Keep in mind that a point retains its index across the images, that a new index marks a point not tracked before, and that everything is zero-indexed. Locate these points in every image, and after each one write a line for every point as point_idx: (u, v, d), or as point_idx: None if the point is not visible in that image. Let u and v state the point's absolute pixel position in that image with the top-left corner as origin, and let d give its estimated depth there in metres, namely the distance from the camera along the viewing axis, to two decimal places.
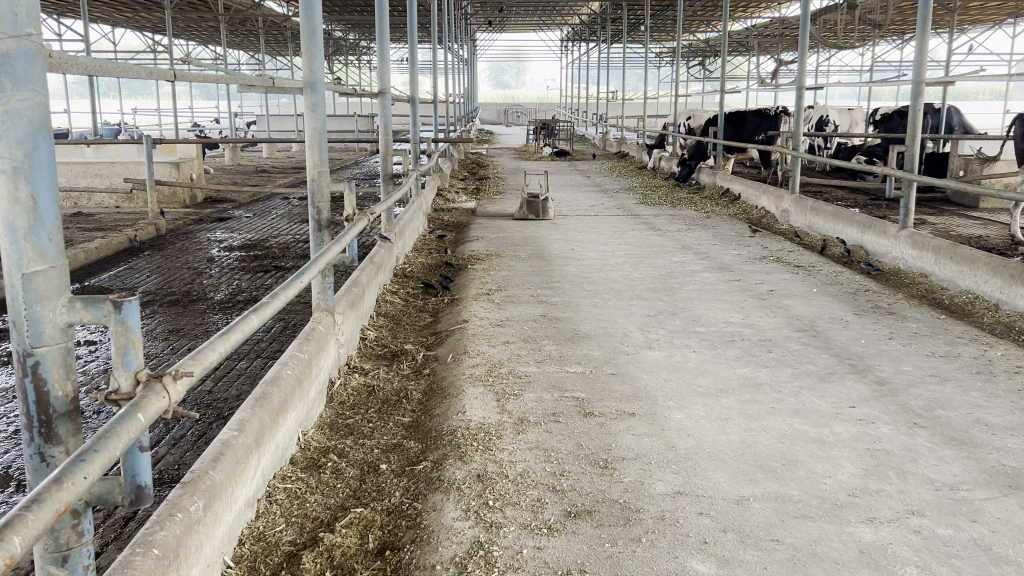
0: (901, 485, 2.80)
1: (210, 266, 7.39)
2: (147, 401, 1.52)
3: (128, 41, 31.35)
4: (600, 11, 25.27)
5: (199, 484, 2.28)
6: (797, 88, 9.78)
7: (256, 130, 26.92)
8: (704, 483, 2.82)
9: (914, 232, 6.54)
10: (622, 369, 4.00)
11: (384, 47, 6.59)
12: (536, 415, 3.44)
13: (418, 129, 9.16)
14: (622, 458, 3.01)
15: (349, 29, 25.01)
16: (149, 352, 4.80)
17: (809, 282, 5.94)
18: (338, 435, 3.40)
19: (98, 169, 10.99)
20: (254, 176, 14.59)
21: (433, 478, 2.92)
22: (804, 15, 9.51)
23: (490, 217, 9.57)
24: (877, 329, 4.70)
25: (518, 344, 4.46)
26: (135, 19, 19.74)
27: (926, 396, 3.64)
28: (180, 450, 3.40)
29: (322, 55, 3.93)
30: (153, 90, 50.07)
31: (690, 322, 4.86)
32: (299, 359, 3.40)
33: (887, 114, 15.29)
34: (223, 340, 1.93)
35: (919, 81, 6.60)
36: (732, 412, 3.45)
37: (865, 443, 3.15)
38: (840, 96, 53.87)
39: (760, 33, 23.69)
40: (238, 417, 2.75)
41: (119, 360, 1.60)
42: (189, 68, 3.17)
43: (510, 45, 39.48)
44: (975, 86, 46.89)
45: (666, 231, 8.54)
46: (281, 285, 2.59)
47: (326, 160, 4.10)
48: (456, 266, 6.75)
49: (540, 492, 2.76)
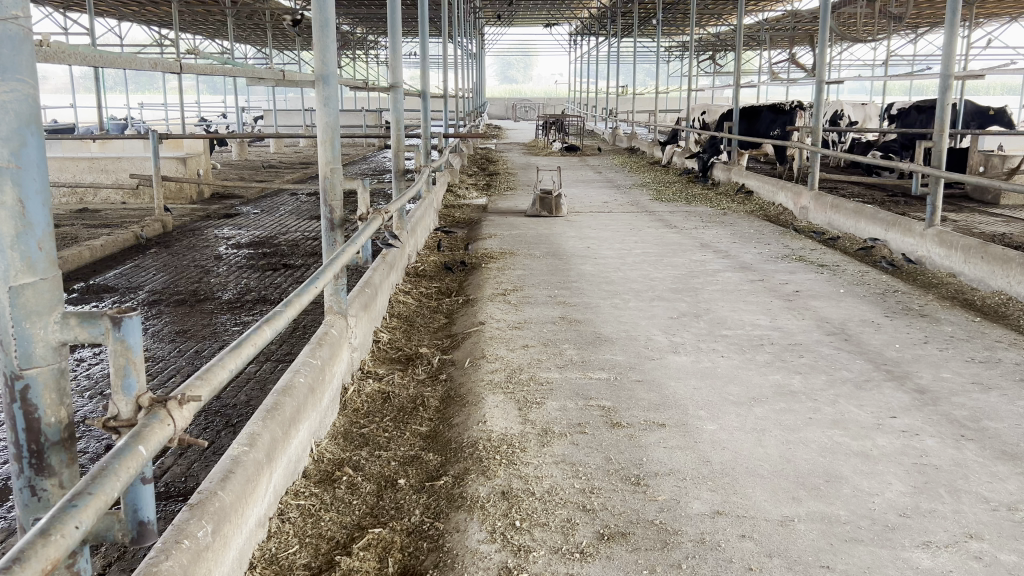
0: (955, 504, 2.63)
1: (218, 264, 7.24)
2: (149, 430, 1.34)
3: (135, 34, 31.27)
4: (611, 5, 25.06)
5: (208, 507, 2.12)
6: (816, 83, 9.53)
7: (263, 124, 26.84)
8: (744, 502, 2.65)
9: (941, 230, 6.35)
10: (648, 376, 3.83)
11: (395, 41, 6.38)
12: (560, 425, 3.27)
13: (430, 123, 8.93)
14: (655, 474, 2.84)
15: (357, 23, 24.83)
16: (156, 355, 4.65)
17: (835, 282, 5.76)
18: (353, 446, 3.24)
19: (104, 164, 10.88)
20: (262, 171, 14.47)
21: (454, 496, 2.75)
22: (824, 6, 9.21)
23: (502, 214, 9.42)
24: (910, 333, 4.51)
25: (538, 348, 4.29)
26: (142, 12, 19.62)
27: (970, 405, 3.46)
28: (187, 462, 3.25)
29: (335, 48, 3.77)
30: (161, 83, 50.12)
31: (715, 325, 4.68)
32: (312, 366, 3.24)
33: (904, 109, 15.08)
34: (234, 356, 1.76)
35: (948, 74, 6.34)
36: (768, 422, 3.28)
37: (910, 457, 2.97)
38: (850, 91, 53.59)
39: (773, 27, 23.43)
40: (248, 431, 2.58)
41: (120, 384, 1.43)
42: (196, 60, 2.98)
43: (519, 39, 39.37)
44: (987, 82, 46.22)
45: (683, 229, 8.35)
46: (295, 291, 2.41)
47: (339, 157, 3.92)
48: (469, 265, 6.56)
49: (570, 511, 2.59)
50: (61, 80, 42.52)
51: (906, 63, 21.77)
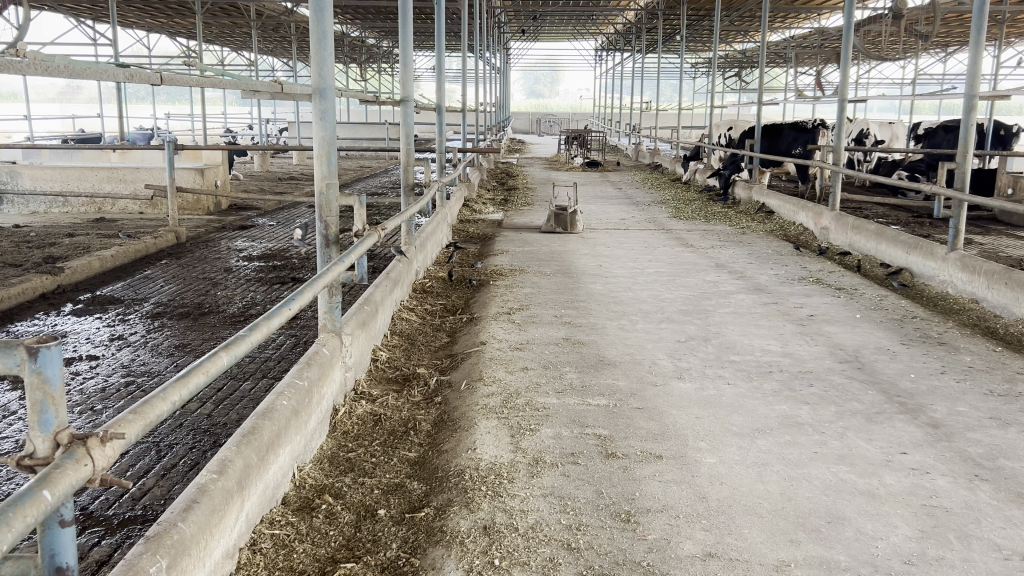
0: (965, 552, 2.46)
1: (227, 276, 7.18)
2: (60, 473, 1.24)
3: (166, 45, 31.74)
4: (636, 21, 25.00)
5: (165, 539, 2.01)
6: (839, 101, 9.30)
7: (287, 136, 26.98)
8: (738, 543, 2.50)
9: (963, 254, 6.15)
10: (649, 404, 3.67)
11: (406, 54, 6.27)
12: (552, 454, 3.13)
13: (445, 137, 8.81)
14: (647, 511, 2.70)
15: (382, 36, 24.94)
16: (150, 370, 4.57)
17: (852, 307, 5.59)
18: (337, 471, 3.12)
19: (123, 174, 10.89)
20: (281, 183, 14.49)
21: (433, 530, 2.62)
22: (847, 23, 8.98)
23: (517, 230, 9.31)
24: (927, 362, 4.33)
25: (537, 371, 4.16)
26: (169, 24, 19.82)
27: (986, 442, 3.28)
28: (169, 482, 3.16)
29: (333, 59, 3.67)
30: (191, 96, 50.86)
31: (724, 349, 4.53)
32: (297, 388, 3.12)
33: (931, 128, 14.82)
34: (179, 386, 1.66)
35: (973, 93, 6.13)
36: (770, 456, 3.13)
37: (919, 498, 2.81)
38: (877, 109, 52.95)
39: (799, 44, 23.22)
40: (219, 457, 2.48)
41: (36, 419, 1.32)
42: (181, 73, 2.88)
43: (544, 54, 39.43)
44: (1016, 102, 45.39)
45: (700, 248, 8.20)
46: (265, 314, 2.32)
47: (335, 172, 3.83)
48: (478, 281, 6.44)
49: (553, 550, 2.46)
50: (93, 90, 43.27)
51: (936, 81, 21.47)
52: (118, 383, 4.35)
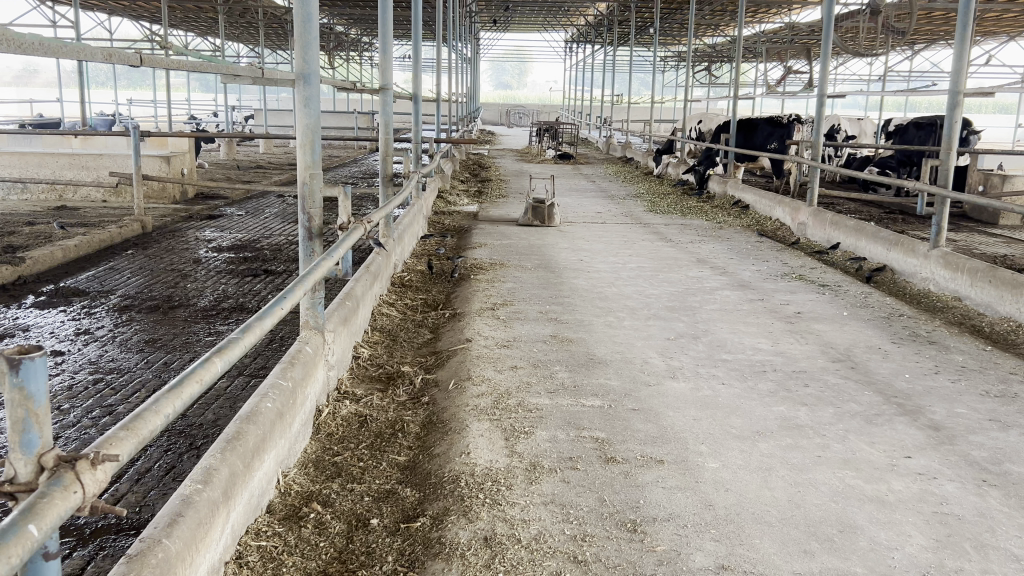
0: (983, 563, 2.38)
1: (195, 268, 6.93)
2: (47, 502, 1.10)
3: (128, 29, 31.06)
4: (608, 12, 24.93)
5: (149, 558, 1.83)
6: (818, 95, 9.24)
7: (253, 124, 26.53)
8: (752, 555, 2.40)
9: (945, 251, 6.13)
10: (644, 405, 3.56)
11: (386, 42, 6.10)
12: (550, 460, 3.01)
13: (421, 126, 8.61)
14: (653, 520, 2.59)
15: (351, 23, 24.55)
16: (119, 366, 4.36)
17: (838, 303, 5.55)
18: (324, 477, 2.97)
19: (85, 161, 10.57)
20: (248, 172, 14.15)
21: (431, 541, 2.49)
22: (828, 17, 8.91)
23: (493, 222, 9.16)
24: (920, 362, 4.28)
25: (527, 369, 4.03)
26: (133, 6, 19.33)
27: (990, 445, 3.22)
28: (144, 488, 2.97)
29: (317, 45, 3.50)
30: (153, 81, 49.80)
31: (715, 348, 4.44)
32: (282, 389, 2.95)
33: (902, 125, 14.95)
34: (172, 397, 1.52)
35: (957, 90, 6.09)
36: (773, 460, 3.04)
37: (929, 505, 2.73)
38: (841, 106, 53.39)
39: (770, 39, 23.28)
40: (204, 465, 2.31)
41: (18, 440, 1.18)
42: (162, 55, 2.68)
43: (514, 44, 39.21)
44: (976, 101, 45.97)
45: (679, 242, 8.12)
46: (257, 315, 2.18)
47: (319, 161, 3.65)
48: (458, 274, 6.30)
49: (559, 563, 2.34)
50: (52, 76, 42.36)
51: (905, 77, 21.69)
52: (85, 381, 4.14)
